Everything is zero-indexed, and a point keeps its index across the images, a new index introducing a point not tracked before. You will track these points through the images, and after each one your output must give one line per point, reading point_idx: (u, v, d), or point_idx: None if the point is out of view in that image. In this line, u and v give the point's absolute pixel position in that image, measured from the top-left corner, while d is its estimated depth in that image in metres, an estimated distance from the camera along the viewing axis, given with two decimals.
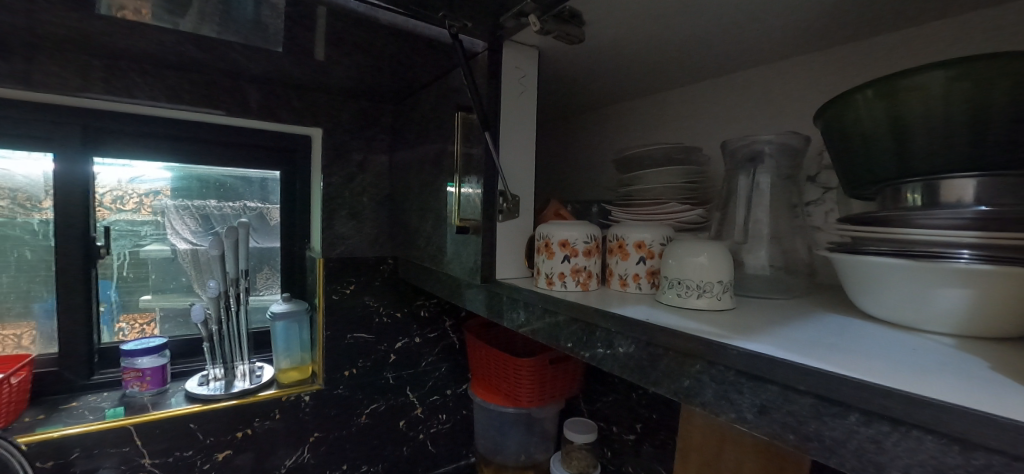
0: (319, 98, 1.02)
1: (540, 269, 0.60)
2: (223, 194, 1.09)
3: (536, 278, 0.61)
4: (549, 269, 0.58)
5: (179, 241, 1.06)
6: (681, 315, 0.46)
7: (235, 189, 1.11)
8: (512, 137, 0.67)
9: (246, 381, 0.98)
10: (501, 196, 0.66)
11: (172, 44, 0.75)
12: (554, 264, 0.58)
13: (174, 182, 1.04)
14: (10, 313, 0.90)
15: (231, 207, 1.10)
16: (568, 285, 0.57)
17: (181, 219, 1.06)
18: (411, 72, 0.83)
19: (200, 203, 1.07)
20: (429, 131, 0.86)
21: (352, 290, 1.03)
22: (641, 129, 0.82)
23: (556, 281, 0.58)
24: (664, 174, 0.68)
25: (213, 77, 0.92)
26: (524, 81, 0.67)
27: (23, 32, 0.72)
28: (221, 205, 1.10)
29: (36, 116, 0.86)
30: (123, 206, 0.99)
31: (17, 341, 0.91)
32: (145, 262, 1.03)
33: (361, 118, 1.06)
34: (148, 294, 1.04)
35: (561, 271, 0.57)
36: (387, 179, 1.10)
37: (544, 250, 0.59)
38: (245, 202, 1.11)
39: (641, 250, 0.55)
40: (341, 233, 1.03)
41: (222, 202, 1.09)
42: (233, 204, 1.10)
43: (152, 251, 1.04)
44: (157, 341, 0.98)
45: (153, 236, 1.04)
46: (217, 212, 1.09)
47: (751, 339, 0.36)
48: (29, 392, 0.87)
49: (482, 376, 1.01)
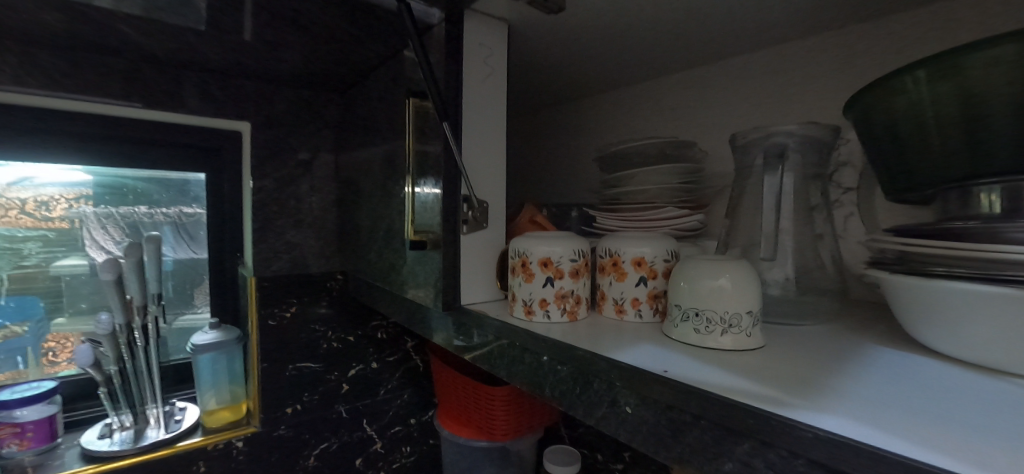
0: (247, 86, 0.85)
1: (515, 294, 0.48)
2: (154, 199, 0.91)
3: (511, 304, 0.49)
4: (528, 294, 0.47)
5: (101, 254, 0.88)
6: (703, 359, 0.35)
7: (163, 194, 0.92)
8: (478, 131, 0.55)
9: (162, 429, 0.80)
10: (465, 203, 0.54)
11: (33, 14, 0.57)
12: (535, 288, 0.46)
13: (95, 185, 0.85)
14: None
15: (164, 214, 0.92)
16: (552, 315, 0.46)
17: (104, 229, 0.88)
18: (355, 53, 0.69)
19: (126, 210, 0.89)
20: (379, 124, 0.73)
21: (293, 312, 0.88)
22: (624, 123, 0.72)
23: (537, 310, 0.46)
24: (655, 173, 0.58)
25: (105, 59, 0.74)
26: (492, 61, 0.55)
27: None
28: (153, 212, 0.92)
29: None
30: (49, 213, 0.83)
31: None
32: (59, 282, 0.84)
33: (300, 110, 0.90)
34: (58, 318, 0.85)
35: (543, 298, 0.46)
36: (335, 181, 0.95)
37: (522, 271, 0.47)
38: (181, 208, 0.94)
39: (643, 269, 0.44)
40: (279, 247, 0.88)
41: (153, 208, 0.91)
42: (166, 211, 0.92)
43: (66, 266, 0.85)
44: (45, 386, 0.78)
45: (66, 249, 0.85)
46: (146, 219, 0.91)
47: (819, 409, 0.25)
48: None
49: (449, 405, 0.89)
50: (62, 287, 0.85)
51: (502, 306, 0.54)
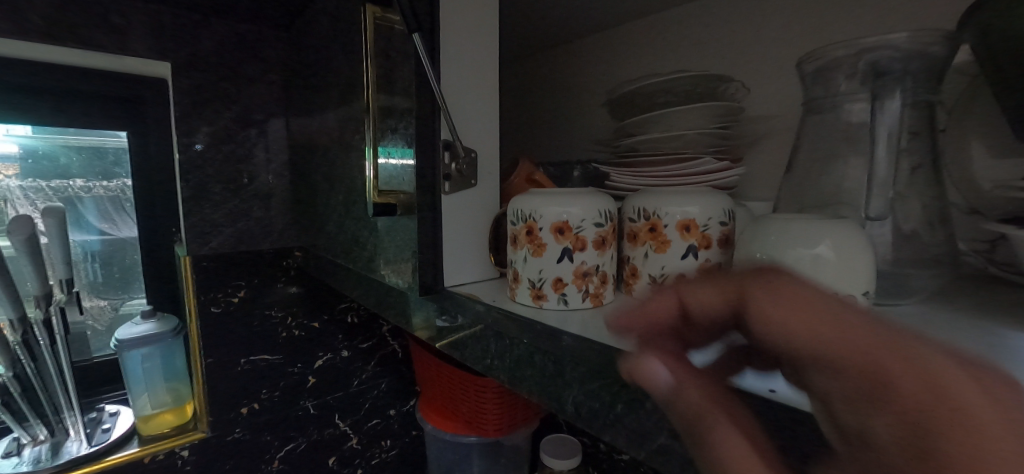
0: (163, 17, 0.67)
1: (518, 273, 0.37)
2: (91, 169, 0.75)
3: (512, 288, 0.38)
4: (538, 271, 0.35)
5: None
6: None
7: (96, 162, 0.75)
8: (461, 56, 0.41)
9: (85, 441, 0.67)
10: (447, 152, 0.41)
11: None
12: (546, 264, 0.35)
13: (19, 154, 0.70)
14: None
15: (106, 188, 0.77)
16: (570, 300, 0.35)
17: (34, 207, 0.72)
18: None
19: (59, 183, 0.74)
20: (333, 61, 0.58)
21: (242, 297, 0.74)
22: (639, 60, 0.59)
23: (548, 295, 0.35)
24: (686, 115, 0.45)
25: None
26: None
27: None
28: (92, 185, 0.76)
29: None
30: None
31: None
32: None
33: (235, 50, 0.73)
34: None
35: (558, 278, 0.35)
36: (285, 139, 0.79)
37: (529, 242, 0.36)
38: (125, 180, 0.77)
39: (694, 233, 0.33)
40: (219, 221, 0.73)
41: (92, 181, 0.76)
42: (109, 183, 0.77)
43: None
44: None
45: None
46: (85, 194, 0.75)
47: None
48: None
49: (431, 395, 0.78)
50: None
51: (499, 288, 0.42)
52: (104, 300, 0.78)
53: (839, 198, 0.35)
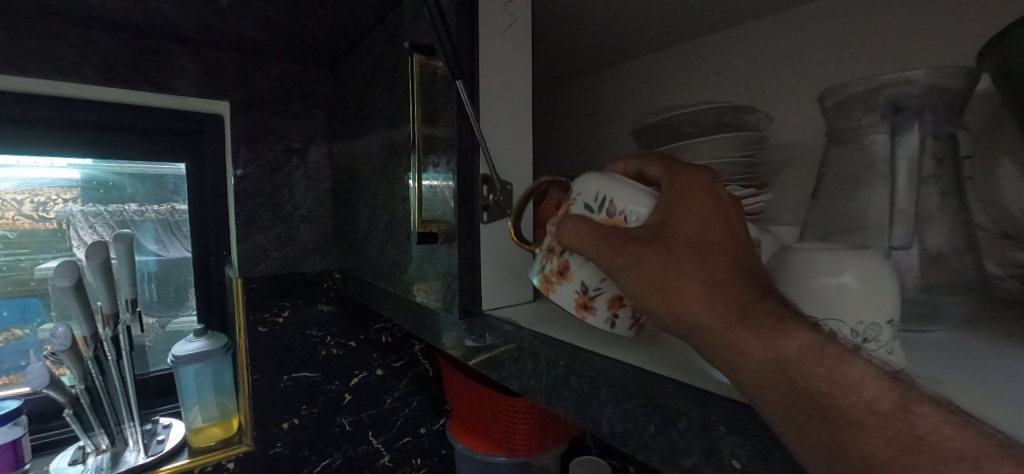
0: (223, 61, 0.74)
1: (570, 271, 0.37)
2: (143, 195, 0.82)
3: (552, 282, 0.38)
4: (597, 280, 0.36)
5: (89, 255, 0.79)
6: None
7: (146, 189, 0.82)
8: (498, 97, 0.45)
9: (142, 452, 0.72)
10: (485, 185, 0.44)
11: None
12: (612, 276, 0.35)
13: (82, 183, 0.77)
14: None
15: (157, 211, 0.83)
16: (618, 323, 0.36)
17: (92, 230, 0.79)
18: (344, 13, 0.58)
19: (116, 207, 0.80)
20: (377, 98, 0.63)
21: (286, 317, 0.79)
22: (663, 91, 0.61)
23: (597, 311, 0.36)
24: (713, 145, 0.47)
25: (52, 27, 0.63)
26: (513, 6, 0.45)
27: None
28: (144, 210, 0.82)
29: None
30: (44, 215, 0.75)
31: None
32: (44, 288, 0.76)
33: (285, 88, 0.80)
34: (49, 323, 0.77)
35: (612, 299, 0.35)
36: (329, 167, 0.85)
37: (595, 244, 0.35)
38: (173, 205, 0.84)
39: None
40: (267, 244, 0.78)
41: (145, 205, 0.82)
42: (159, 208, 0.83)
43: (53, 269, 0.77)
44: (9, 406, 0.70)
45: (50, 251, 0.76)
46: (138, 218, 0.82)
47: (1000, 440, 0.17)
48: None
49: (462, 414, 0.79)
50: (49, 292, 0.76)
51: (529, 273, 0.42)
52: (153, 317, 0.84)
53: (864, 225, 0.36)
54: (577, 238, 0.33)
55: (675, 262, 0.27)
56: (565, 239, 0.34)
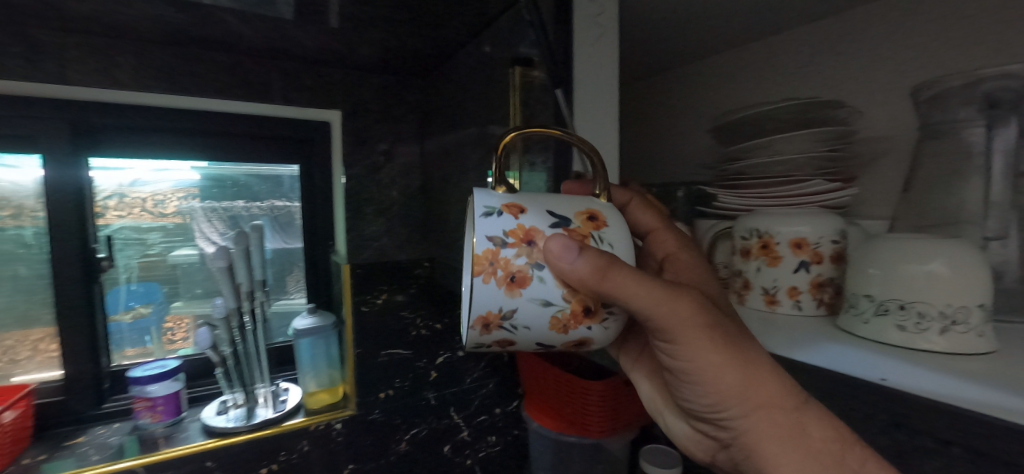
0: (337, 75, 0.87)
1: (519, 292, 0.35)
2: (247, 194, 0.99)
3: (496, 279, 0.34)
4: (526, 320, 0.36)
5: (208, 244, 0.98)
6: (909, 360, 0.29)
7: (252, 188, 0.99)
8: (590, 97, 0.56)
9: (270, 408, 0.88)
10: (578, 180, 0.50)
11: (151, 12, 0.63)
12: (529, 336, 0.37)
13: (201, 183, 0.95)
14: (40, 321, 0.86)
15: (259, 208, 1.00)
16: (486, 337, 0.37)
17: (209, 223, 0.97)
18: (445, 31, 0.66)
19: (227, 204, 0.98)
20: (470, 104, 0.71)
21: (384, 299, 0.89)
22: (741, 85, 0.69)
23: (494, 327, 0.36)
24: (795, 140, 0.49)
25: (214, 55, 0.80)
26: (601, 20, 0.56)
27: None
28: (249, 206, 0.99)
29: (19, 112, 0.77)
30: (164, 211, 0.94)
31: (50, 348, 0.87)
32: (173, 270, 0.96)
33: (383, 95, 0.90)
34: (178, 301, 0.97)
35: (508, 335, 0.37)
36: (419, 166, 0.94)
37: (562, 310, 0.36)
38: (272, 201, 1.00)
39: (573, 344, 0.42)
40: (368, 235, 0.89)
41: (249, 202, 0.99)
42: (260, 204, 0.99)
43: (182, 256, 0.97)
44: (171, 365, 0.90)
45: (180, 240, 0.96)
46: (244, 213, 0.99)
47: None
48: (29, 429, 0.82)
49: (535, 395, 0.85)
50: (176, 275, 0.96)
51: (479, 232, 0.34)
52: None
53: (962, 216, 0.37)
54: (631, 289, 0.33)
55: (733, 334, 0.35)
56: (609, 287, 0.33)
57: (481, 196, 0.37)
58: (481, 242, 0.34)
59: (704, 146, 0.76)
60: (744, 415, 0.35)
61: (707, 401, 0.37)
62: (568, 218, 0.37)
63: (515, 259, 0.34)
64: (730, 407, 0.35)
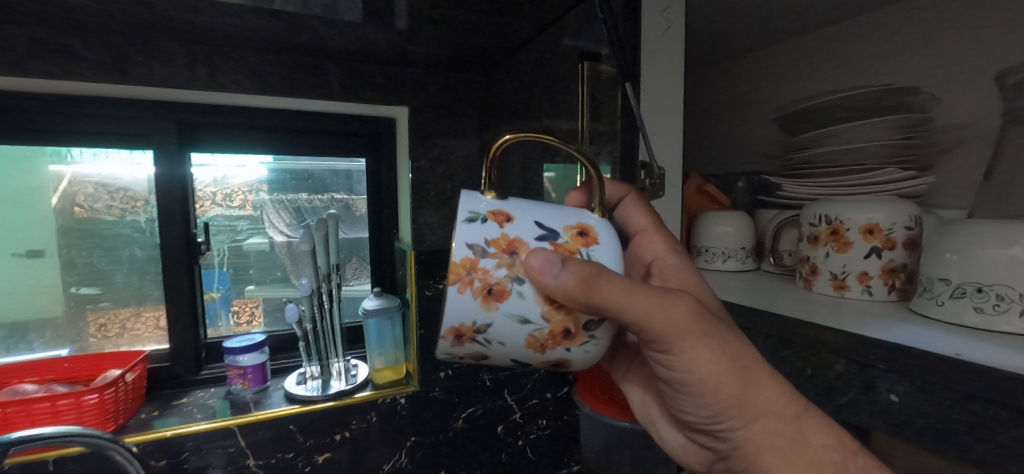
0: (408, 76, 0.95)
1: (491, 305, 0.34)
2: (312, 187, 1.09)
3: (472, 289, 0.34)
4: (499, 334, 0.36)
5: (276, 234, 1.08)
6: (981, 337, 0.31)
7: (323, 181, 1.09)
8: (656, 90, 0.61)
9: (343, 381, 0.97)
10: (644, 170, 0.60)
11: (256, 23, 0.72)
12: (502, 352, 0.37)
13: (269, 177, 1.05)
14: (151, 298, 0.99)
15: (321, 199, 1.09)
16: (457, 346, 0.37)
17: (276, 214, 1.07)
18: (513, 29, 0.71)
19: (293, 196, 1.08)
20: (538, 99, 0.77)
21: (444, 285, 0.95)
22: (805, 74, 0.70)
23: (464, 339, 0.36)
24: (866, 128, 0.48)
25: (301, 59, 0.89)
26: (669, 14, 0.61)
27: (130, 19, 0.73)
28: (312, 198, 1.09)
29: (140, 113, 0.89)
30: (230, 203, 1.04)
31: (157, 321, 1.00)
32: (246, 256, 1.07)
33: (448, 92, 0.97)
34: (251, 285, 1.08)
35: (479, 347, 0.37)
36: (479, 160, 1.01)
37: (540, 330, 0.36)
38: (333, 194, 1.10)
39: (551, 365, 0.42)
40: (431, 225, 0.96)
41: (312, 194, 1.09)
42: (322, 196, 1.09)
43: (254, 244, 1.07)
44: (256, 339, 1.00)
45: (254, 229, 1.06)
46: (307, 204, 1.09)
47: None
48: (144, 389, 0.95)
49: (589, 379, 0.88)
50: (250, 261, 1.07)
51: (461, 238, 0.34)
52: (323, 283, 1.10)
53: None
54: (625, 299, 0.33)
55: (739, 347, 0.38)
56: (601, 297, 0.32)
57: (469, 199, 0.37)
58: (460, 249, 0.34)
59: (772, 136, 0.75)
60: (744, 425, 0.39)
61: (707, 412, 0.40)
62: (557, 231, 0.37)
63: (493, 270, 0.34)
64: (728, 415, 0.39)
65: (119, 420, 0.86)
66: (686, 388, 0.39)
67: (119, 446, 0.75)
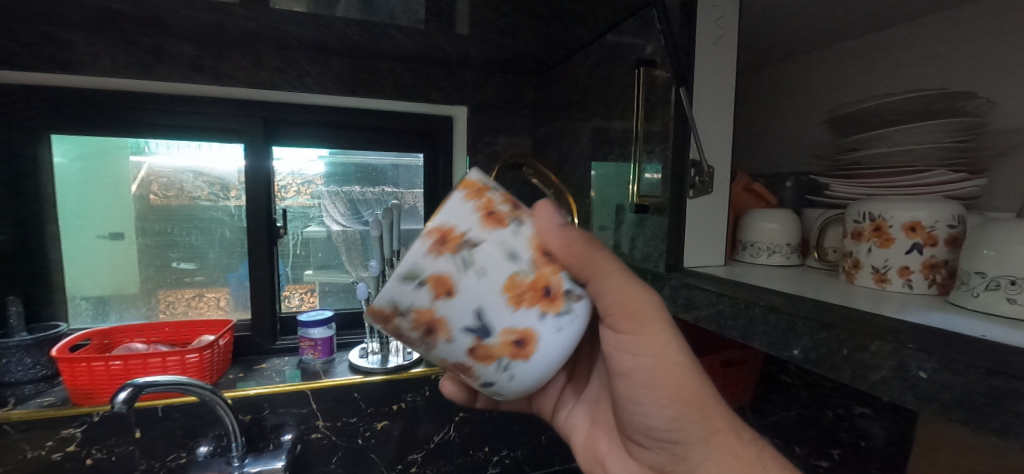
0: (469, 79, 1.06)
1: (489, 223, 0.34)
2: (368, 181, 1.19)
3: (478, 202, 0.35)
4: (483, 262, 0.34)
5: (332, 223, 1.18)
6: (1007, 326, 0.34)
7: (383, 174, 1.19)
8: (708, 92, 0.64)
9: (400, 357, 1.08)
10: (694, 169, 0.63)
11: (346, 32, 0.82)
12: (474, 291, 0.34)
13: (326, 170, 1.16)
14: (210, 282, 1.13)
15: (372, 192, 1.20)
16: (430, 264, 0.33)
17: (332, 205, 1.18)
18: (570, 36, 0.78)
19: (346, 188, 1.18)
20: (590, 101, 0.83)
21: None
22: (855, 76, 0.71)
23: (444, 252, 0.33)
24: (916, 131, 0.51)
25: (376, 62, 1.00)
26: (723, 22, 0.64)
27: (243, 30, 0.86)
28: (364, 191, 1.19)
29: (236, 112, 1.03)
30: (289, 192, 1.14)
31: (217, 302, 1.14)
32: (303, 244, 1.18)
33: (505, 92, 1.08)
34: (310, 269, 1.20)
35: (453, 271, 0.33)
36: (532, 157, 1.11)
37: (523, 278, 0.35)
38: (384, 187, 1.20)
39: (487, 365, 0.36)
40: None
41: (364, 187, 1.19)
42: (374, 189, 1.20)
43: (313, 233, 1.18)
44: (324, 315, 1.12)
45: (304, 220, 1.17)
46: (360, 197, 1.19)
47: None
48: (230, 353, 1.09)
49: None
50: (313, 248, 1.19)
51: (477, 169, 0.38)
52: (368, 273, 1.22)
53: None
54: (603, 268, 0.38)
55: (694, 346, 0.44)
56: (591, 254, 0.37)
57: None
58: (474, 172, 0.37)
59: (825, 138, 0.76)
60: (697, 422, 0.44)
61: (672, 411, 0.43)
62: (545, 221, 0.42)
63: (501, 199, 0.36)
64: (686, 413, 0.43)
65: (213, 378, 1.00)
66: (649, 385, 0.43)
67: (217, 398, 0.86)
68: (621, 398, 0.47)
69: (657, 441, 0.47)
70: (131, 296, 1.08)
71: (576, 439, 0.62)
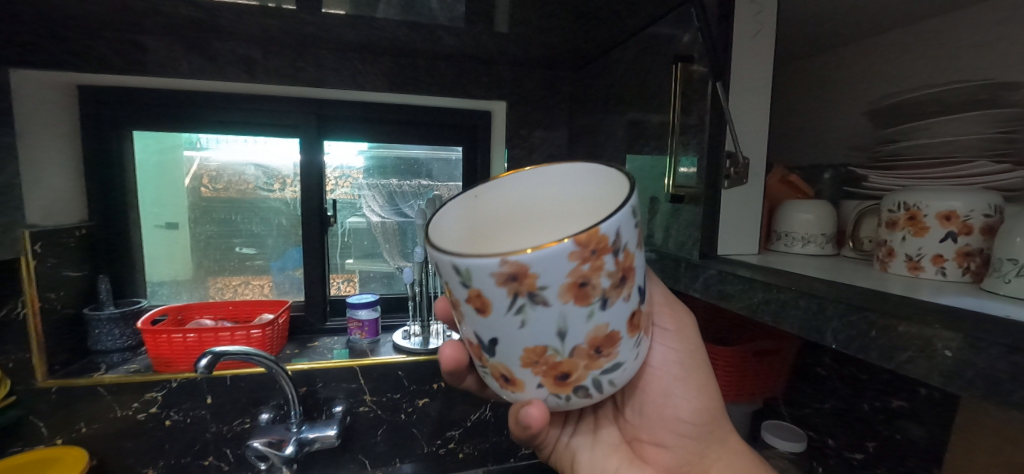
0: (508, 75, 1.10)
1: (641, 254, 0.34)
2: (404, 175, 1.26)
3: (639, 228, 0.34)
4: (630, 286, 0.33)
5: (372, 215, 1.27)
6: None
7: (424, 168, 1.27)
8: (745, 85, 0.66)
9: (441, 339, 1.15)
10: (729, 160, 0.65)
11: (396, 33, 0.88)
12: (613, 313, 0.32)
13: (366, 164, 1.24)
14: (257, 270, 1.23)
15: (409, 185, 1.27)
16: (600, 271, 0.30)
17: (372, 199, 1.26)
18: (607, 31, 0.81)
19: (385, 182, 1.26)
20: (626, 95, 0.85)
21: None
22: (899, 67, 0.71)
23: (612, 265, 0.31)
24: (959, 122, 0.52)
25: (420, 60, 1.06)
26: (761, 17, 0.65)
27: (303, 33, 0.94)
28: (401, 184, 1.27)
29: (293, 109, 1.12)
30: (340, 184, 1.23)
31: (262, 289, 1.24)
32: (346, 235, 1.27)
33: (542, 87, 1.12)
34: (354, 258, 1.28)
35: (610, 286, 0.31)
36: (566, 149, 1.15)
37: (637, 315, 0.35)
38: (420, 180, 1.27)
39: (617, 347, 0.34)
40: None
41: (402, 180, 1.26)
42: (411, 183, 1.27)
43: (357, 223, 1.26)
44: (369, 298, 1.21)
45: (349, 210, 1.25)
46: (398, 190, 1.27)
47: None
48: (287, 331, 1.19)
49: None
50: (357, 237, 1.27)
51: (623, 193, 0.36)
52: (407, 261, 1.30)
53: None
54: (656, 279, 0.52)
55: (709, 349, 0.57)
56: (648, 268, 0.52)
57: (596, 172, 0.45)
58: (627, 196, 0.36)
59: (866, 130, 0.76)
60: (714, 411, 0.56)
61: (698, 401, 0.55)
62: None
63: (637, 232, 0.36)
64: (709, 409, 0.56)
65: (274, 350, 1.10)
66: (681, 378, 0.55)
67: (279, 370, 0.96)
68: (655, 396, 0.57)
69: (680, 437, 0.57)
70: (188, 281, 1.20)
71: (581, 462, 0.61)
